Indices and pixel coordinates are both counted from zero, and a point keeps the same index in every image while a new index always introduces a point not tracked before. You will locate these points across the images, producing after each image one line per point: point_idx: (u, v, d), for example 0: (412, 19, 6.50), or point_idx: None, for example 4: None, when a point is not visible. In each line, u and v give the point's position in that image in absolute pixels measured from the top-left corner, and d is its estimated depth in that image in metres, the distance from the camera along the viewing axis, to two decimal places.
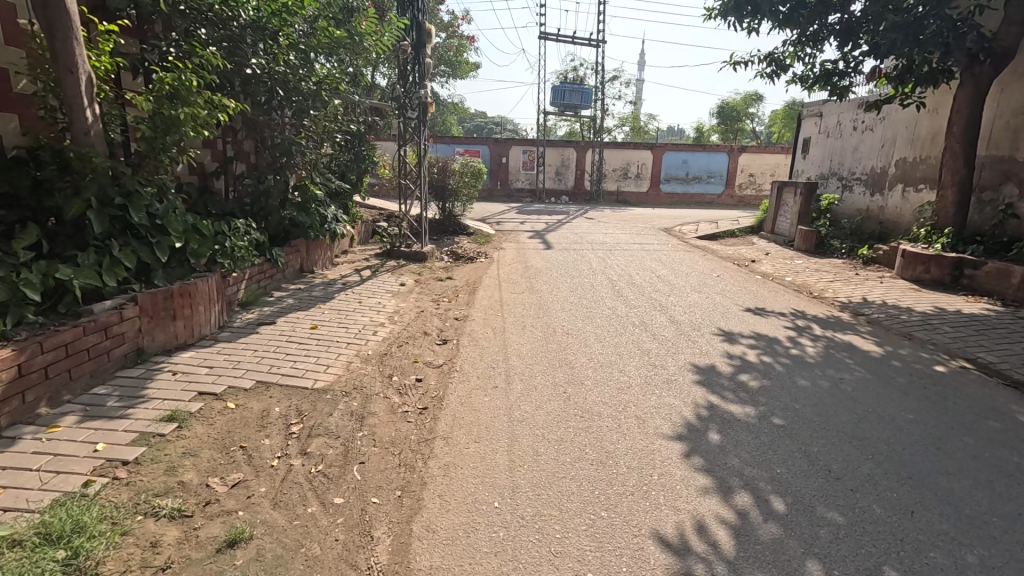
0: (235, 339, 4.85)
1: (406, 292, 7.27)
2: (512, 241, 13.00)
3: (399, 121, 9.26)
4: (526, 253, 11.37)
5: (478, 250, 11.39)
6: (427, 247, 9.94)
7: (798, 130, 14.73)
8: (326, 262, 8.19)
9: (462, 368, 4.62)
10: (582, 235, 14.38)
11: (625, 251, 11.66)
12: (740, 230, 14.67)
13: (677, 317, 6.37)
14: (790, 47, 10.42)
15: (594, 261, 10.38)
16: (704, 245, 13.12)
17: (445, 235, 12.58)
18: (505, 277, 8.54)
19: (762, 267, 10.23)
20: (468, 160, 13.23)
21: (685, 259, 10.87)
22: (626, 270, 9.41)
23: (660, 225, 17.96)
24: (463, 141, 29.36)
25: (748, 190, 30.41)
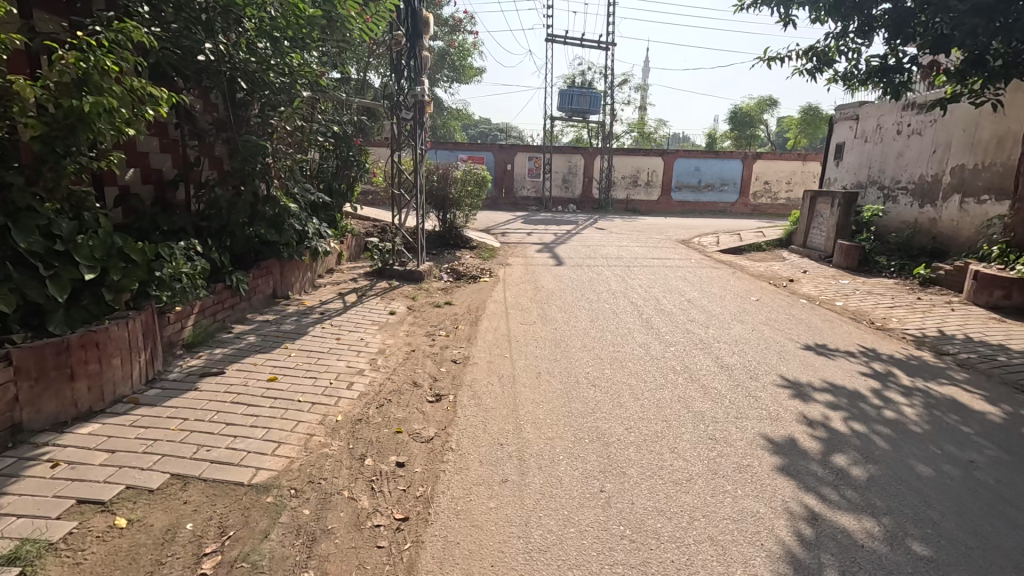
0: (163, 400, 3.70)
1: (396, 323, 6.12)
2: (519, 255, 11.84)
3: (393, 123, 8.18)
4: (535, 270, 10.20)
5: (482, 267, 10.23)
6: (425, 264, 8.81)
7: (830, 135, 13.58)
8: (305, 285, 7.06)
9: (460, 444, 3.46)
10: (594, 249, 13.21)
11: (645, 268, 10.50)
12: (767, 243, 13.48)
13: (725, 360, 5.18)
14: (832, 41, 9.33)
15: (612, 280, 9.20)
16: (730, 261, 11.95)
17: (446, 249, 11.45)
18: (513, 301, 7.38)
19: (803, 287, 9.04)
20: (471, 167, 12.10)
21: (714, 278, 9.70)
22: (650, 292, 8.22)
23: (676, 236, 16.76)
24: (467, 147, 28.36)
25: (763, 198, 29.20)
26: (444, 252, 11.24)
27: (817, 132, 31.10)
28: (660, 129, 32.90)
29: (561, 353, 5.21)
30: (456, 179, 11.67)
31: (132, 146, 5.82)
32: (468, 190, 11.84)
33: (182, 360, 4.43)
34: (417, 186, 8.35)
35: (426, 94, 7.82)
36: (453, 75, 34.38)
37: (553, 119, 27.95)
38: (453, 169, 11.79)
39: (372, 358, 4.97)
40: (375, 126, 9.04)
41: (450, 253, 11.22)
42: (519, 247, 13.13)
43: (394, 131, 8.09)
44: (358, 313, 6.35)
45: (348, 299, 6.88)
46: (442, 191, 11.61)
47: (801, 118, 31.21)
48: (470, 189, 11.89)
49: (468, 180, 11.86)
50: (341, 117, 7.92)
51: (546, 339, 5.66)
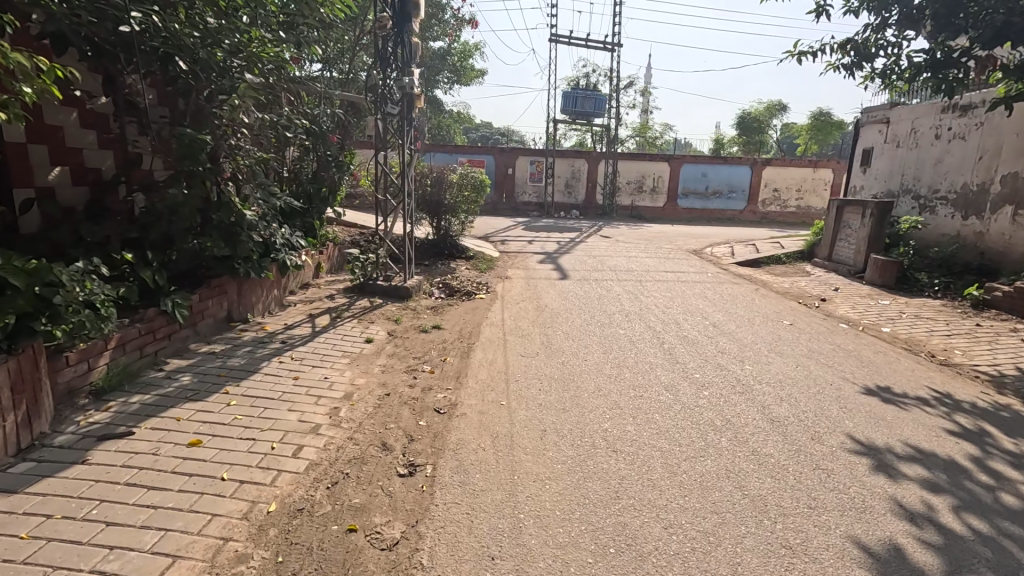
0: (27, 484, 2.70)
1: (372, 355, 5.12)
2: (519, 267, 10.86)
3: (377, 119, 7.20)
4: (537, 284, 9.19)
5: (478, 280, 9.23)
6: (413, 278, 7.82)
7: (855, 139, 12.63)
8: (270, 304, 6.06)
9: (435, 558, 2.45)
10: (601, 260, 12.23)
11: (659, 283, 9.51)
12: (787, 254, 12.49)
13: (773, 410, 4.17)
14: (871, 34, 8.40)
15: (624, 298, 8.20)
16: (750, 275, 10.97)
17: (440, 260, 10.47)
18: (512, 325, 6.38)
19: (838, 308, 8.04)
20: (468, 170, 11.12)
21: (737, 296, 8.71)
22: (668, 314, 7.22)
23: (687, 245, 15.77)
24: (466, 150, 27.44)
25: (772, 206, 28.27)
26: (437, 263, 10.23)
27: (828, 138, 30.17)
28: (666, 134, 31.99)
29: (570, 400, 4.21)
30: (452, 183, 10.69)
31: (56, 140, 4.84)
32: (463, 196, 10.86)
33: (83, 413, 3.43)
34: (405, 189, 7.39)
35: (415, 86, 6.90)
36: (454, 76, 33.55)
37: (556, 122, 27.03)
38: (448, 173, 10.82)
39: (333, 406, 3.97)
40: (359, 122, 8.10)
41: (444, 265, 10.22)
42: (520, 257, 12.14)
43: (379, 129, 7.12)
44: (328, 340, 5.34)
45: (319, 322, 5.88)
46: (436, 196, 10.63)
47: (812, 123, 30.31)
48: (466, 194, 10.91)
49: (463, 186, 10.88)
50: (316, 113, 6.94)
51: (551, 378, 4.66)
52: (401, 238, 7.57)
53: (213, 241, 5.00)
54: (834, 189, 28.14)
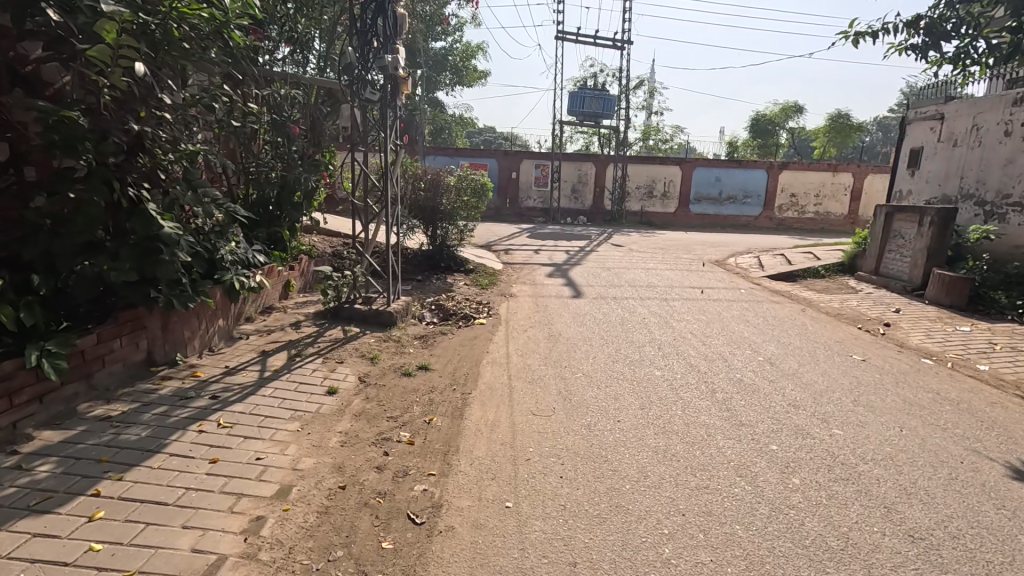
0: None
1: (332, 416, 3.82)
2: (525, 281, 9.54)
3: (350, 107, 5.92)
4: (547, 304, 7.89)
5: (479, 300, 7.93)
6: (399, 300, 6.54)
7: (902, 138, 11.30)
8: (210, 340, 4.76)
9: None
10: (616, 273, 10.94)
11: (688, 303, 8.20)
12: (826, 267, 11.15)
13: (905, 517, 2.86)
14: (942, 11, 7.12)
15: (651, 323, 6.89)
16: (788, 292, 9.65)
17: (435, 274, 9.19)
18: (519, 363, 5.07)
19: (909, 336, 6.71)
20: (468, 172, 9.83)
21: (783, 319, 7.39)
22: (709, 346, 5.91)
23: (707, 255, 14.44)
24: (468, 153, 26.26)
25: (789, 212, 26.94)
26: (432, 279, 8.90)
27: (847, 141, 28.84)
28: (676, 136, 30.70)
29: (607, 501, 2.90)
30: (449, 187, 9.41)
31: None
32: (462, 202, 9.59)
33: None
34: (385, 191, 6.07)
35: (401, 64, 5.60)
36: (455, 78, 32.39)
37: (562, 124, 25.80)
38: (446, 175, 9.53)
39: (257, 516, 2.65)
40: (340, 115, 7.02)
41: (439, 281, 8.90)
42: (526, 270, 10.84)
43: (355, 119, 5.86)
44: (277, 392, 4.04)
45: (271, 363, 4.57)
46: (430, 202, 9.33)
47: (829, 125, 29.00)
48: (465, 199, 9.63)
49: (462, 189, 9.57)
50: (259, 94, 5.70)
51: (575, 457, 3.35)
52: (386, 250, 6.27)
53: (114, 262, 3.68)
54: (854, 195, 26.79)
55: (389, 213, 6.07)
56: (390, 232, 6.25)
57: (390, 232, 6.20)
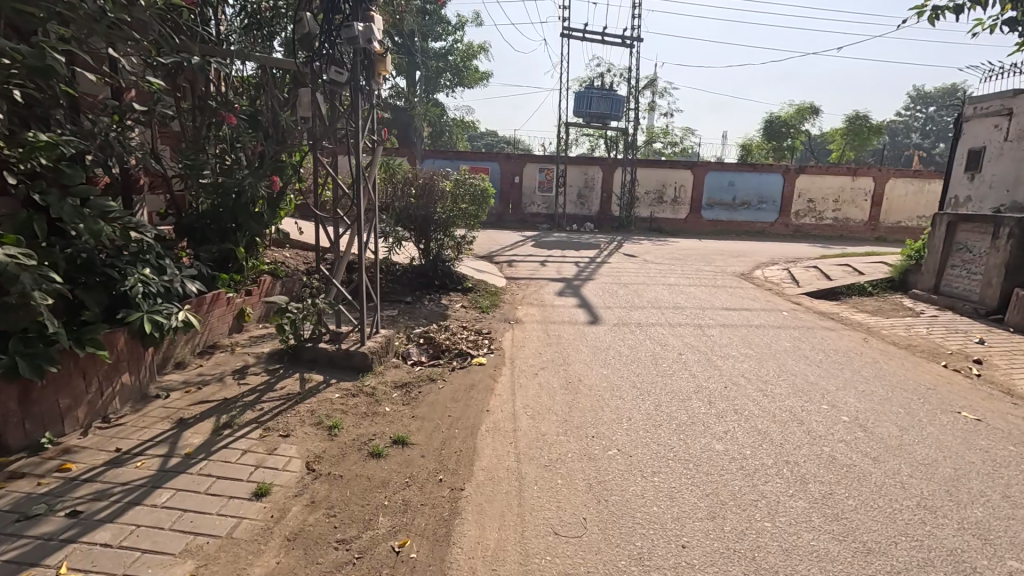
0: None
1: (251, 544, 2.51)
2: (533, 302, 8.25)
3: (306, 89, 4.59)
4: (560, 333, 6.60)
5: (479, 328, 6.63)
6: (378, 335, 5.24)
7: (956, 137, 10.02)
8: (105, 406, 3.44)
9: None
10: (635, 290, 9.64)
11: (728, 331, 6.90)
12: (872, 283, 9.84)
13: None
14: None
15: (691, 362, 5.58)
16: (837, 314, 8.32)
17: (429, 295, 7.91)
18: (530, 433, 3.78)
19: (1014, 378, 5.40)
20: (467, 176, 8.55)
21: (849, 354, 6.07)
22: (773, 400, 4.60)
23: (730, 268, 13.12)
24: (469, 157, 25.05)
25: (806, 219, 25.64)
26: (424, 302, 7.60)
27: (865, 143, 27.58)
28: (687, 139, 29.45)
29: None
30: (443, 193, 8.13)
31: None
32: (459, 209, 8.31)
33: None
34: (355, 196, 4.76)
35: (376, 36, 4.34)
36: (456, 79, 31.23)
37: (568, 126, 24.60)
38: (440, 179, 8.24)
39: None
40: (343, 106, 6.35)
41: (432, 304, 7.60)
42: (533, 287, 9.54)
43: (314, 105, 4.53)
44: (174, 500, 2.73)
45: (184, 442, 3.26)
46: (421, 209, 8.04)
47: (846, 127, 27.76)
48: (462, 206, 8.33)
49: (457, 196, 8.29)
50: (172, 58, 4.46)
51: None
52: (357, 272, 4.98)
53: None
54: (875, 200, 25.51)
55: (359, 226, 4.79)
56: (360, 248, 4.95)
57: (360, 247, 4.90)
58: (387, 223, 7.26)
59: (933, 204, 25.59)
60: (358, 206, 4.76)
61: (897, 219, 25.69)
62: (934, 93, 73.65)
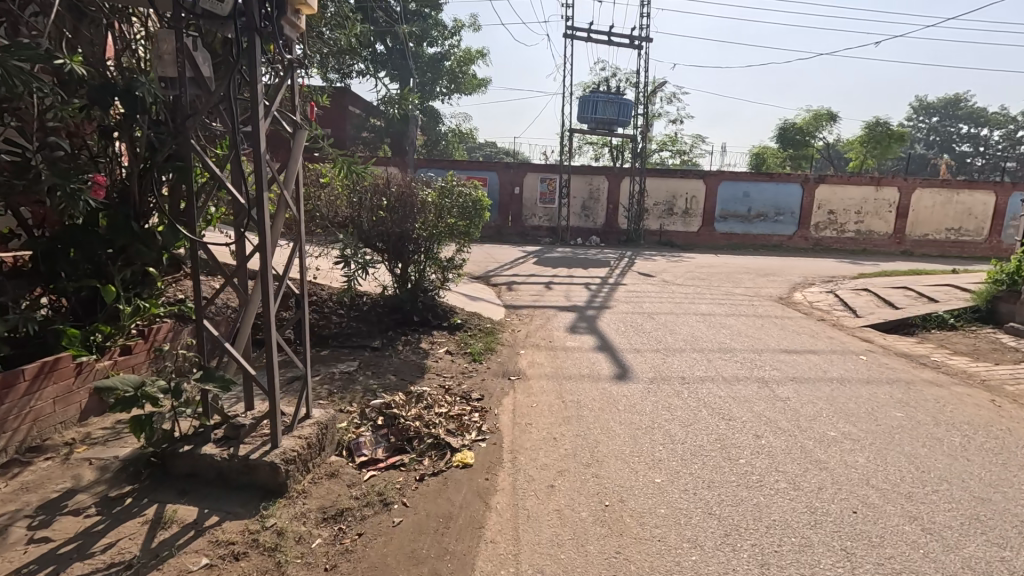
0: None
1: None
2: (540, 343, 6.44)
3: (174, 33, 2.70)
4: (578, 396, 4.78)
5: (467, 390, 4.82)
6: (307, 422, 3.40)
7: None
8: None
9: None
10: (663, 322, 7.85)
11: (805, 391, 5.09)
12: (953, 314, 8.05)
13: None
14: None
15: (779, 453, 3.77)
16: (929, 358, 6.52)
17: (406, 337, 6.09)
18: None
19: None
20: (454, 180, 6.75)
21: (996, 432, 4.25)
22: (948, 547, 2.77)
23: (765, 291, 11.32)
24: (466, 166, 23.39)
25: (826, 231, 24.02)
26: (396, 348, 5.78)
27: (886, 151, 25.99)
28: (696, 147, 27.81)
29: None
30: (422, 203, 6.33)
31: None
32: (442, 222, 6.54)
33: None
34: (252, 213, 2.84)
35: None
36: (452, 86, 29.70)
37: (572, 133, 22.98)
38: (419, 185, 6.45)
39: None
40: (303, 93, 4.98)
41: (406, 351, 5.76)
42: (538, 319, 7.75)
43: (183, 64, 2.65)
44: None
45: None
46: (394, 223, 6.24)
47: (866, 135, 26.25)
48: (447, 220, 6.55)
49: (440, 206, 6.50)
50: None
51: None
52: (267, 336, 3.03)
53: None
54: (900, 212, 23.89)
55: (264, 261, 2.89)
56: (271, 304, 2.99)
57: (268, 300, 2.95)
58: (343, 240, 5.50)
59: (963, 215, 23.88)
60: (264, 229, 2.84)
61: (923, 232, 24.05)
62: (939, 104, 72.63)
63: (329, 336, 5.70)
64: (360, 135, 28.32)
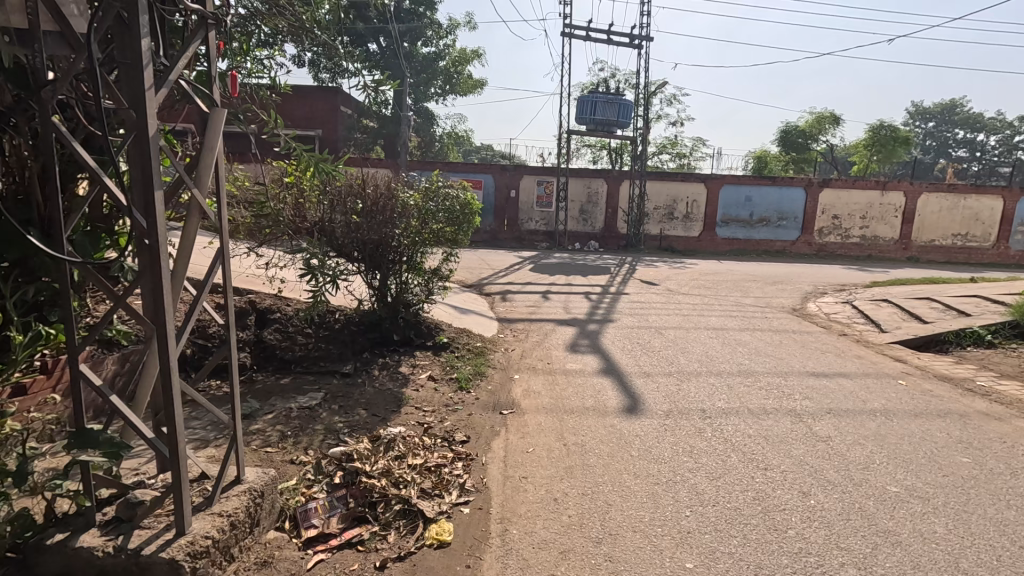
0: None
1: None
2: (537, 366, 5.68)
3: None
4: (583, 436, 4.02)
5: (451, 431, 4.05)
6: (238, 489, 2.64)
7: None
8: None
9: None
10: (674, 339, 7.11)
11: (848, 428, 4.34)
12: (990, 331, 7.34)
13: None
14: None
15: (836, 520, 3.02)
16: (975, 382, 5.79)
17: (384, 360, 5.32)
18: None
19: None
20: (441, 181, 5.97)
21: None
22: None
23: (777, 301, 10.60)
24: (460, 168, 22.68)
25: (831, 236, 23.40)
26: (371, 376, 4.99)
27: (890, 155, 25.44)
28: (697, 150, 27.17)
29: None
30: (402, 207, 5.56)
31: None
32: (425, 227, 5.78)
33: None
34: (136, 220, 2.02)
35: None
36: (447, 87, 29.02)
37: (570, 135, 22.32)
38: (399, 185, 5.68)
39: None
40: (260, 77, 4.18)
41: (383, 378, 4.99)
42: (535, 336, 7.00)
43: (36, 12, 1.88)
44: None
45: None
46: (370, 228, 5.46)
47: (870, 139, 25.70)
48: (430, 225, 5.79)
49: (423, 210, 5.73)
50: None
51: None
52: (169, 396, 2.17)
53: None
54: (906, 217, 23.30)
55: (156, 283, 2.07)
56: (171, 348, 2.17)
57: (167, 341, 2.14)
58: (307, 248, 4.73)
59: (970, 221, 23.29)
60: (154, 244, 2.03)
61: (930, 237, 23.46)
62: (936, 109, 72.52)
63: (293, 360, 4.92)
64: (353, 136, 27.55)
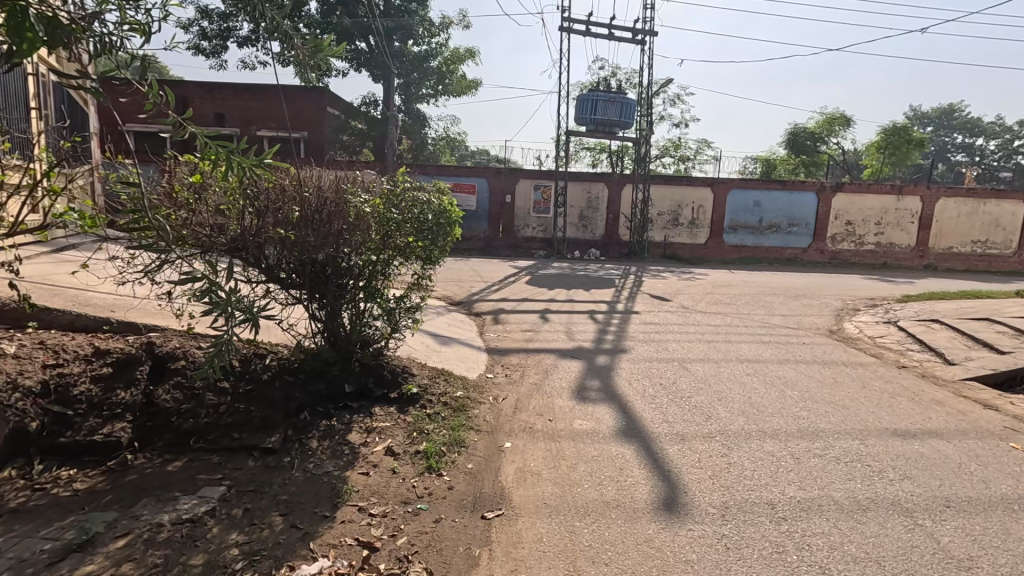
0: None
1: None
2: (535, 426, 4.30)
3: None
4: (605, 569, 2.64)
5: (405, 560, 2.65)
6: None
7: None
8: None
9: None
10: (704, 379, 5.75)
11: (987, 538, 3.00)
12: None
13: None
14: None
15: None
16: None
17: (327, 425, 3.94)
18: None
19: None
20: (409, 181, 4.62)
21: None
22: None
23: (810, 322, 9.26)
24: (453, 171, 21.39)
25: (844, 244, 22.19)
26: (306, 452, 3.59)
27: (903, 158, 24.29)
28: (701, 153, 25.92)
29: None
30: (355, 215, 4.20)
31: None
32: (387, 241, 4.41)
33: None
34: None
35: None
36: (440, 87, 27.78)
37: (568, 136, 21.06)
38: (352, 187, 4.32)
39: None
40: (126, 26, 2.85)
41: (322, 456, 3.59)
42: (532, 376, 5.60)
43: None
44: None
45: None
46: (310, 243, 4.07)
47: (883, 141, 24.56)
48: (393, 238, 4.42)
49: (384, 219, 4.35)
50: None
51: None
52: None
53: None
54: (923, 223, 22.08)
55: None
56: None
57: None
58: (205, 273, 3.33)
59: (990, 227, 22.10)
60: None
61: (948, 244, 22.25)
62: (936, 113, 71.84)
63: (193, 432, 3.50)
64: (341, 138, 26.22)
